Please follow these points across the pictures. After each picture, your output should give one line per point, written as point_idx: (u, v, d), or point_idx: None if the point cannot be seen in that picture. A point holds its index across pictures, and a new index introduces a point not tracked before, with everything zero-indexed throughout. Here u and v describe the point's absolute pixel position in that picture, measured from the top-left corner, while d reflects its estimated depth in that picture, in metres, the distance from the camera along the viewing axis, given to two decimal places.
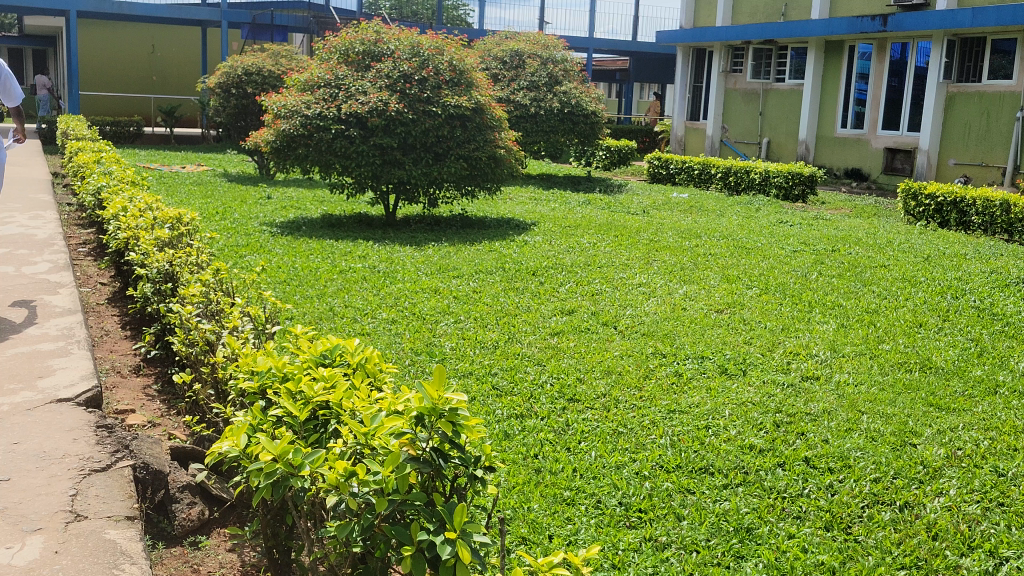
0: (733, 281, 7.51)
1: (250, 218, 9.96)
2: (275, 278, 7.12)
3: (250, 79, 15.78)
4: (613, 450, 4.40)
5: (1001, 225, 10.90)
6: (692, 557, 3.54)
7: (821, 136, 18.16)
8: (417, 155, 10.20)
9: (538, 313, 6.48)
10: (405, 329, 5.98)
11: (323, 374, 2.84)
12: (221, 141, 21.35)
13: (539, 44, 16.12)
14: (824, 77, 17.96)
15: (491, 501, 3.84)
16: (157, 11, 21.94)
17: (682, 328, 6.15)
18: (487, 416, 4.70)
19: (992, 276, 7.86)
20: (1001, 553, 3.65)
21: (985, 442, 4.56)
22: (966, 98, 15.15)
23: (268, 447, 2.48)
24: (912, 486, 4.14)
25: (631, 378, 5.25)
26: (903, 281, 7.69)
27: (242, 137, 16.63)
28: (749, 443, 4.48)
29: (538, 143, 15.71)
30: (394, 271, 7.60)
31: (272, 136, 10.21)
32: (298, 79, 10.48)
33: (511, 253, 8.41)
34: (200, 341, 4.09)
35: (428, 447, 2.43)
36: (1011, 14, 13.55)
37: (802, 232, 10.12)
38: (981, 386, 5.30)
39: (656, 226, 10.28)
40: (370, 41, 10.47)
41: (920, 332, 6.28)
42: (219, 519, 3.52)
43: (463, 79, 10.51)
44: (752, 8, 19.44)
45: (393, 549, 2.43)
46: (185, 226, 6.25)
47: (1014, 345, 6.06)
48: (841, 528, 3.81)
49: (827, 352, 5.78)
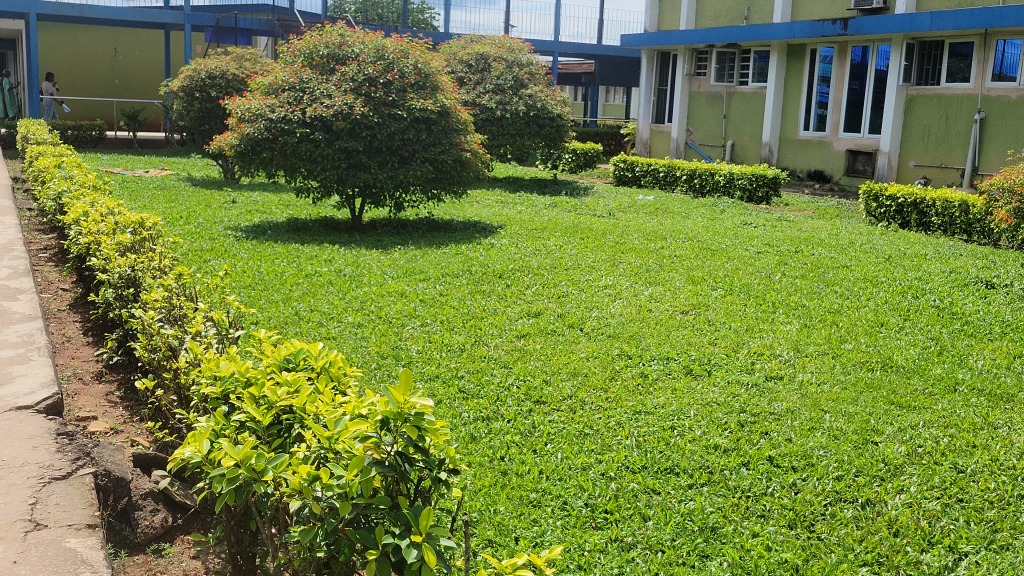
0: (698, 283, 7.57)
1: (214, 222, 9.89)
2: (240, 283, 7.07)
3: (214, 82, 15.66)
4: (579, 451, 4.42)
5: (960, 226, 11.05)
6: (657, 557, 3.56)
7: (784, 138, 18.36)
8: (383, 158, 10.17)
9: (505, 316, 6.49)
10: (371, 332, 5.96)
11: (287, 378, 2.82)
12: (185, 146, 21.16)
13: (505, 48, 16.14)
14: (786, 79, 18.15)
15: (457, 504, 3.85)
16: (119, 14, 21.71)
17: (648, 330, 6.19)
18: (453, 419, 4.69)
19: (952, 275, 7.98)
20: (960, 549, 3.70)
21: (946, 439, 4.63)
22: (926, 101, 15.36)
23: (230, 452, 2.46)
24: (873, 484, 4.19)
25: (597, 380, 5.27)
26: (865, 281, 7.79)
27: (207, 140, 16.47)
28: (714, 443, 4.51)
29: (504, 146, 15.69)
30: (360, 275, 7.57)
31: (236, 140, 10.12)
32: (262, 82, 10.42)
33: (477, 257, 8.41)
34: (162, 347, 4.04)
35: (393, 450, 2.40)
36: (968, 18, 13.75)
37: (767, 234, 10.20)
38: (940, 384, 5.37)
39: (622, 228, 10.34)
40: (334, 44, 10.42)
41: (881, 331, 6.36)
42: (183, 526, 3.49)
43: (429, 82, 10.49)
44: (715, 12, 19.59)
45: (357, 553, 2.42)
46: (147, 230, 6.18)
47: (973, 344, 6.14)
48: (805, 526, 3.84)
49: (790, 352, 5.83)
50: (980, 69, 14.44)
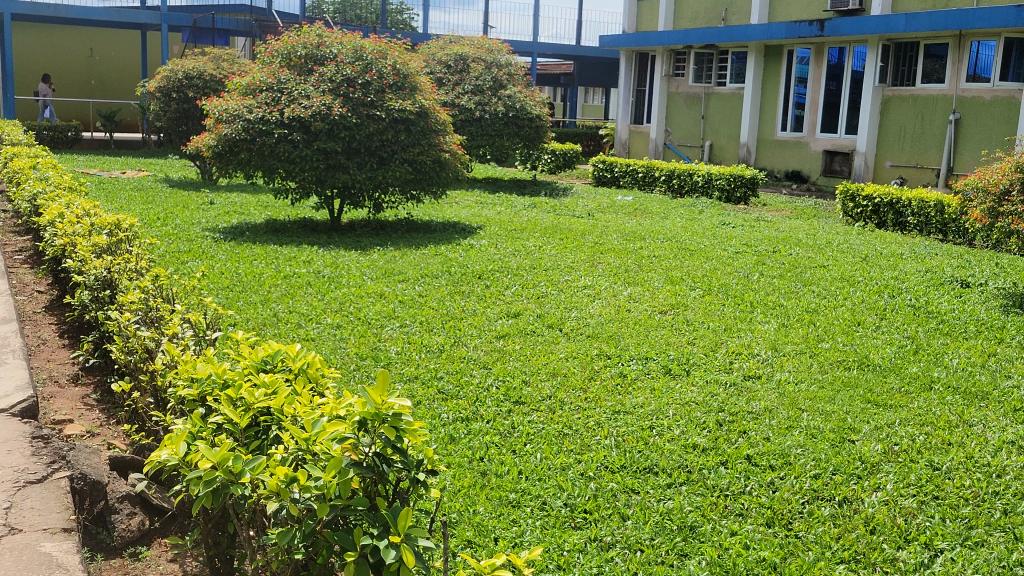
0: (677, 282, 7.60)
1: (192, 223, 9.83)
2: (218, 285, 7.02)
3: (191, 83, 15.58)
4: (559, 452, 4.42)
5: (936, 225, 11.15)
6: (636, 556, 3.57)
7: (762, 139, 18.46)
8: (362, 159, 10.14)
9: (484, 317, 6.48)
10: (350, 334, 5.94)
11: (265, 381, 2.80)
12: (163, 146, 21.03)
13: (483, 48, 16.12)
14: (764, 80, 18.24)
15: (436, 505, 3.84)
16: (95, 14, 21.54)
17: (627, 330, 6.21)
18: (432, 420, 4.69)
19: (928, 275, 8.04)
20: (935, 545, 3.73)
21: (921, 437, 4.66)
22: (901, 102, 15.48)
23: (207, 454, 2.45)
24: (850, 481, 4.21)
25: (576, 380, 5.28)
26: (842, 280, 7.83)
27: (184, 140, 16.36)
28: (692, 442, 4.52)
29: (483, 146, 15.69)
30: (339, 276, 7.55)
31: (213, 141, 10.07)
32: (240, 82, 10.36)
33: (456, 257, 8.40)
34: (138, 349, 4.02)
35: (371, 452, 2.40)
36: (942, 19, 13.87)
37: (745, 234, 10.25)
38: (916, 382, 5.42)
39: (601, 228, 10.36)
40: (312, 45, 10.38)
41: (858, 331, 6.39)
42: (160, 529, 3.47)
43: (406, 83, 10.46)
44: (693, 13, 19.67)
45: (336, 555, 2.41)
46: (123, 232, 6.13)
47: (948, 342, 6.19)
48: (782, 524, 3.86)
49: (768, 352, 5.86)
50: (955, 70, 14.55)
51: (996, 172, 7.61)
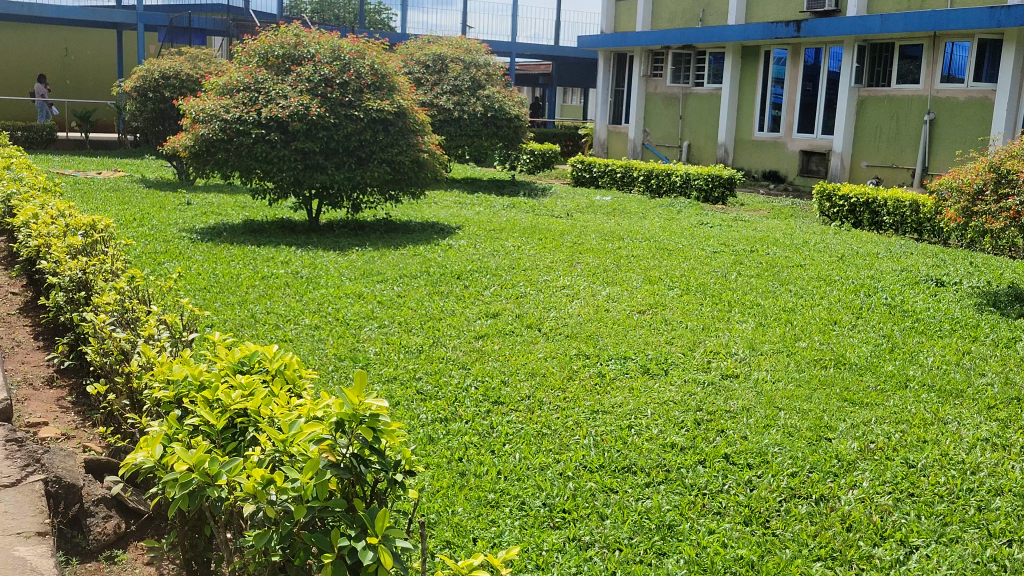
0: (655, 282, 7.63)
1: (169, 224, 9.76)
2: (194, 286, 6.97)
3: (167, 82, 15.47)
4: (537, 452, 4.43)
5: (911, 225, 11.25)
6: (614, 555, 3.58)
7: (739, 139, 18.56)
8: (340, 160, 10.10)
9: (463, 317, 6.47)
10: (329, 334, 5.92)
11: (241, 382, 2.78)
12: (139, 146, 20.89)
13: (462, 49, 16.09)
14: (741, 80, 18.33)
15: (414, 505, 3.84)
16: (71, 12, 21.35)
17: (605, 329, 6.23)
18: (411, 420, 4.68)
19: (903, 274, 8.08)
20: (911, 542, 3.76)
21: (897, 435, 4.70)
22: (877, 102, 15.60)
23: (183, 456, 2.43)
24: (827, 479, 4.24)
25: (555, 380, 5.28)
26: (819, 280, 7.87)
27: (160, 140, 16.26)
28: (671, 442, 4.53)
29: (462, 147, 15.68)
30: (318, 276, 7.54)
31: (190, 141, 10.01)
32: (216, 82, 10.30)
33: (435, 258, 8.39)
34: (114, 350, 3.98)
35: (349, 452, 2.39)
36: (917, 20, 13.98)
37: (723, 234, 10.29)
38: (892, 380, 5.46)
39: (580, 228, 10.38)
40: (289, 44, 10.34)
41: (834, 330, 6.43)
42: (136, 532, 3.44)
43: (385, 83, 10.44)
44: (671, 14, 19.73)
45: (313, 557, 2.40)
46: (99, 232, 6.08)
47: (923, 341, 6.25)
48: (759, 522, 3.88)
49: (745, 351, 5.89)
50: (930, 71, 14.67)
51: (970, 171, 7.69)
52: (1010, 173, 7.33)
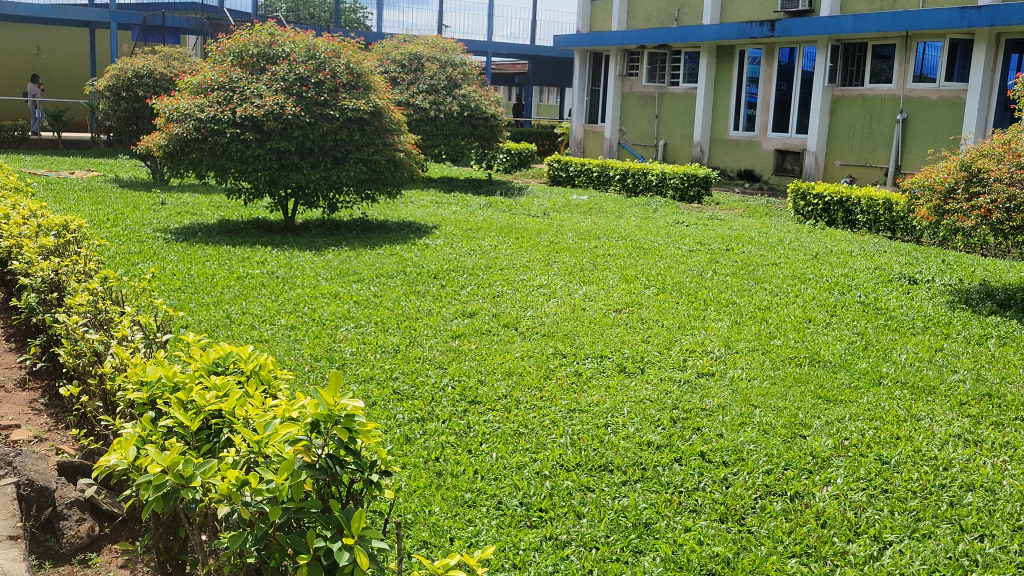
0: (631, 281, 7.64)
1: (143, 224, 9.69)
2: (169, 287, 6.92)
3: (141, 81, 15.35)
4: (514, 451, 4.43)
5: (884, 223, 11.34)
6: (591, 554, 3.59)
7: (714, 138, 18.65)
8: (316, 159, 10.06)
9: (439, 316, 6.48)
10: (305, 335, 5.90)
11: (216, 383, 2.77)
12: (113, 146, 20.69)
13: (438, 48, 16.05)
14: (716, 79, 18.42)
15: (391, 505, 3.83)
16: (43, 11, 21.16)
17: (581, 329, 6.23)
18: (388, 420, 4.67)
19: (877, 272, 8.14)
20: (884, 538, 3.79)
21: (871, 431, 4.74)
22: (850, 102, 15.73)
23: (157, 458, 2.39)
24: (802, 476, 4.27)
25: (532, 379, 5.29)
26: (793, 278, 7.93)
27: (134, 139, 16.12)
28: (647, 439, 4.55)
29: (438, 146, 15.63)
30: (293, 276, 7.50)
31: (164, 140, 9.94)
32: (190, 81, 10.23)
33: (412, 257, 8.38)
34: (87, 352, 3.94)
35: (324, 453, 2.39)
36: (890, 20, 14.08)
37: (698, 233, 10.32)
38: (866, 377, 5.50)
39: (556, 228, 10.39)
40: (264, 43, 10.28)
41: (809, 327, 6.48)
42: (110, 535, 3.42)
43: (360, 82, 10.43)
44: (646, 13, 19.79)
45: (289, 558, 2.39)
46: (71, 233, 6.02)
47: (897, 338, 6.31)
48: (735, 519, 3.90)
49: (721, 349, 5.92)
50: (902, 71, 14.80)
51: (941, 171, 7.78)
52: (981, 171, 7.42)
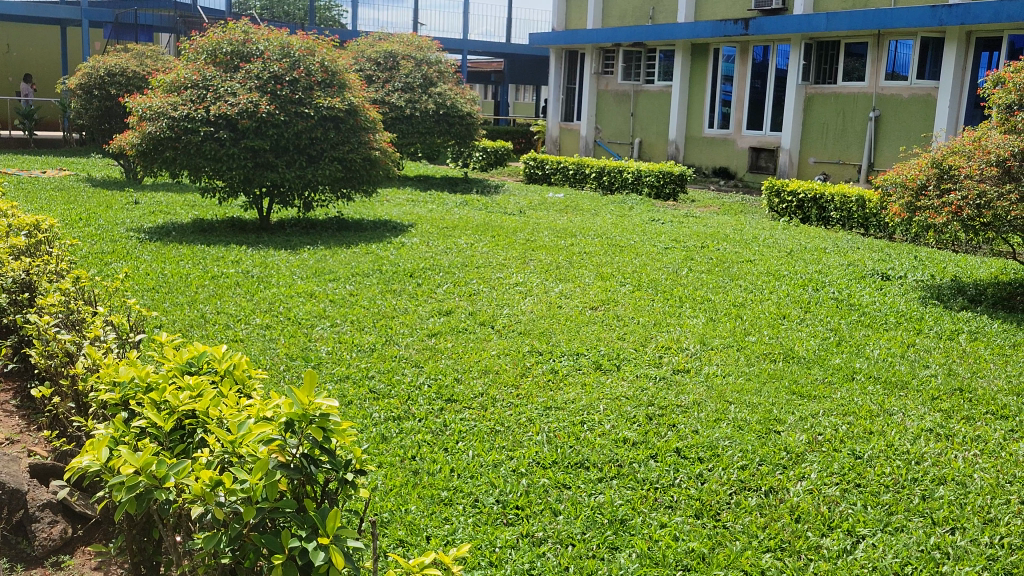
0: (607, 279, 7.66)
1: (116, 224, 9.61)
2: (142, 287, 6.87)
3: (113, 80, 15.22)
4: (490, 449, 4.43)
5: (858, 220, 11.43)
6: (568, 551, 3.60)
7: (689, 136, 18.73)
8: (291, 157, 10.02)
9: (415, 315, 6.48)
10: (280, 334, 5.88)
11: (189, 383, 2.75)
12: (85, 145, 20.48)
13: (413, 45, 16.00)
14: (691, 77, 18.49)
15: (367, 504, 3.83)
16: (13, 8, 20.87)
17: (558, 326, 6.24)
18: (363, 419, 4.66)
19: (850, 269, 8.21)
20: (858, 532, 3.83)
21: (844, 426, 4.78)
22: (824, 99, 15.85)
23: (129, 459, 2.36)
24: (776, 472, 4.30)
25: (508, 376, 5.30)
26: (768, 275, 7.98)
27: (107, 139, 15.98)
28: (623, 436, 4.57)
29: (414, 145, 15.59)
30: (268, 275, 7.46)
31: (137, 139, 9.86)
32: (163, 79, 10.15)
33: (388, 256, 8.37)
34: (59, 352, 3.90)
35: (298, 453, 2.39)
36: (862, 19, 14.20)
37: (674, 230, 10.35)
38: (839, 373, 5.55)
39: (532, 226, 10.38)
40: (238, 41, 10.23)
41: (783, 323, 6.53)
42: (83, 536, 3.40)
43: (335, 80, 10.40)
44: (621, 12, 19.83)
45: (264, 558, 2.38)
46: (42, 233, 5.95)
47: (870, 334, 6.36)
48: (710, 515, 3.93)
49: (696, 346, 5.95)
50: (874, 69, 14.93)
51: (913, 168, 7.85)
52: (951, 168, 7.52)
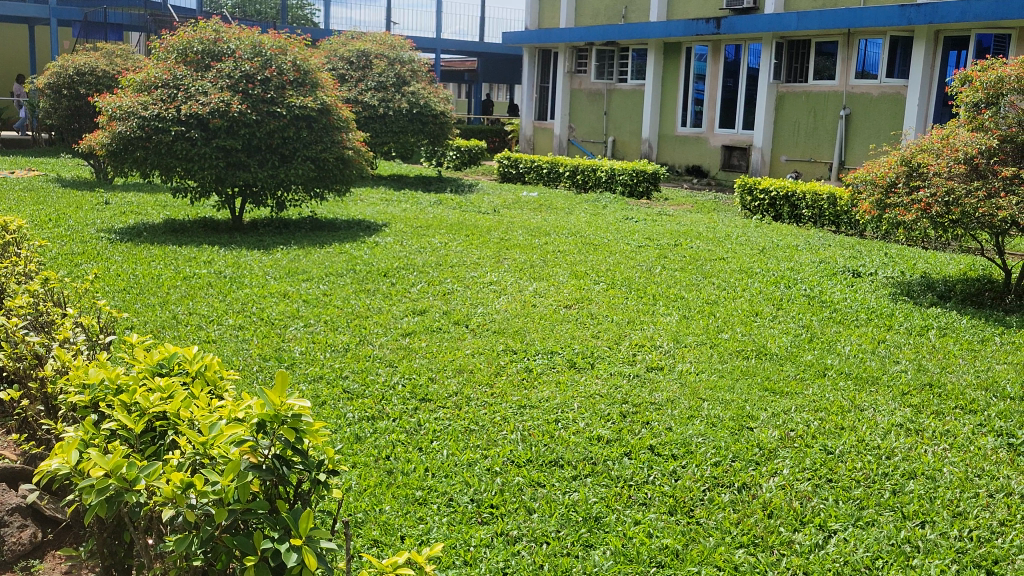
0: (581, 277, 7.68)
1: (86, 225, 9.51)
2: (113, 287, 6.83)
3: (83, 79, 15.07)
4: (465, 448, 4.43)
5: (829, 217, 11.52)
6: (542, 549, 3.61)
7: (662, 135, 18.80)
8: (263, 157, 9.98)
9: (390, 314, 6.47)
10: (253, 334, 5.85)
11: (160, 384, 2.71)
12: (55, 145, 20.24)
13: (386, 44, 15.96)
14: (663, 76, 18.56)
15: (341, 505, 3.82)
16: None
17: (532, 325, 6.25)
18: (337, 419, 4.64)
19: (822, 266, 8.28)
20: (829, 527, 3.86)
21: (816, 422, 4.82)
22: (795, 98, 15.96)
23: (99, 461, 2.32)
24: (749, 468, 4.33)
25: (482, 375, 5.30)
26: (740, 272, 8.02)
27: (76, 139, 15.83)
28: (597, 434, 4.58)
29: (387, 144, 15.54)
30: (242, 276, 7.42)
31: (107, 139, 9.75)
32: (134, 78, 10.06)
33: (362, 255, 8.36)
34: (27, 355, 3.83)
35: (270, 454, 2.37)
36: (832, 18, 14.33)
37: (647, 228, 10.40)
38: (811, 369, 5.59)
39: (506, 225, 10.37)
40: (209, 40, 10.17)
41: (756, 320, 6.57)
42: (53, 540, 3.37)
43: (308, 79, 10.36)
44: (594, 10, 19.87)
45: (237, 560, 2.37)
46: (10, 234, 5.87)
47: (841, 330, 6.42)
48: (684, 511, 3.95)
49: (670, 344, 5.97)
50: (845, 67, 15.05)
51: (883, 166, 7.93)
52: (920, 166, 7.62)
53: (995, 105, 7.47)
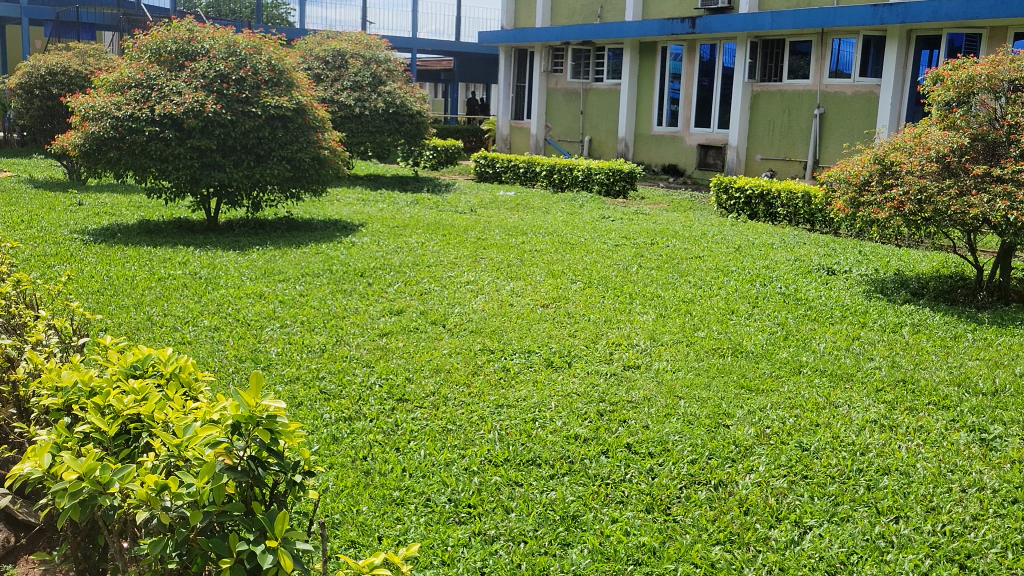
0: (557, 277, 7.68)
1: (59, 226, 9.42)
2: (86, 288, 6.77)
3: (55, 79, 14.90)
4: (443, 448, 4.42)
5: (804, 216, 11.60)
6: (519, 548, 3.62)
7: (638, 134, 18.85)
8: (238, 157, 9.93)
9: (366, 314, 6.45)
10: (229, 336, 5.81)
11: (134, 387, 2.68)
12: (27, 146, 20.01)
13: (361, 44, 15.91)
14: (639, 75, 18.61)
15: (318, 506, 3.80)
16: None
17: (509, 324, 6.25)
18: (314, 420, 4.62)
19: (797, 264, 8.33)
20: (804, 523, 3.89)
21: (791, 419, 4.85)
22: (770, 97, 16.06)
23: (72, 465, 2.29)
24: (725, 465, 4.35)
25: (459, 375, 5.29)
26: (716, 271, 8.06)
27: (49, 139, 15.68)
28: (574, 433, 4.59)
29: (363, 144, 15.49)
30: (217, 276, 7.39)
31: (80, 139, 9.66)
32: (107, 78, 9.96)
33: (338, 255, 8.34)
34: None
35: (245, 455, 2.36)
36: (806, 18, 14.42)
37: (623, 227, 10.42)
38: (786, 367, 5.63)
39: (483, 224, 10.36)
40: (182, 40, 10.11)
41: (732, 318, 6.61)
42: (26, 544, 3.35)
43: (283, 79, 10.31)
44: (570, 10, 19.91)
45: (212, 562, 2.36)
46: None
47: (816, 327, 6.47)
48: (660, 509, 3.96)
49: (646, 342, 6.00)
50: (819, 67, 15.16)
51: (857, 164, 7.99)
52: (893, 164, 7.69)
53: (965, 104, 7.56)
